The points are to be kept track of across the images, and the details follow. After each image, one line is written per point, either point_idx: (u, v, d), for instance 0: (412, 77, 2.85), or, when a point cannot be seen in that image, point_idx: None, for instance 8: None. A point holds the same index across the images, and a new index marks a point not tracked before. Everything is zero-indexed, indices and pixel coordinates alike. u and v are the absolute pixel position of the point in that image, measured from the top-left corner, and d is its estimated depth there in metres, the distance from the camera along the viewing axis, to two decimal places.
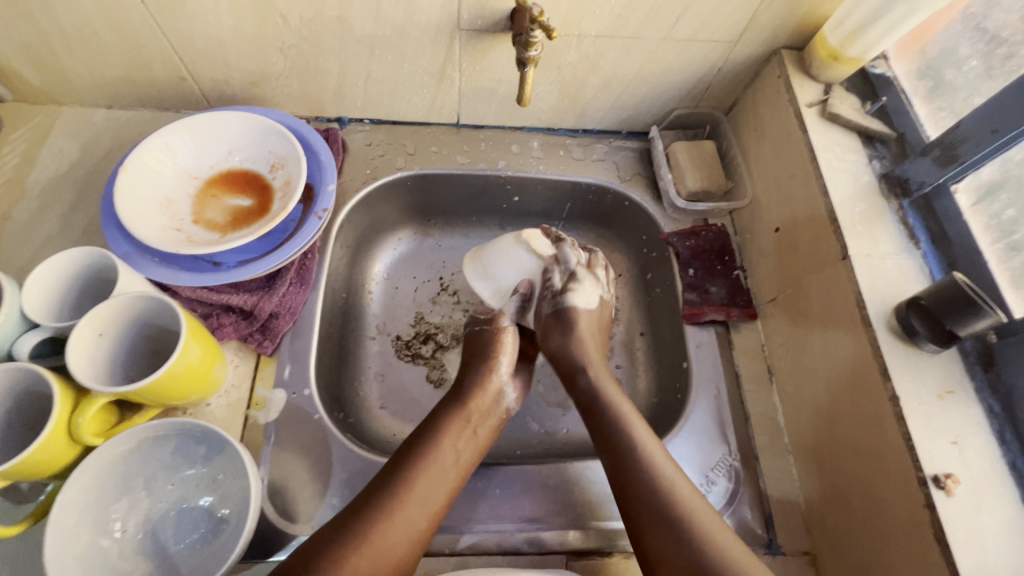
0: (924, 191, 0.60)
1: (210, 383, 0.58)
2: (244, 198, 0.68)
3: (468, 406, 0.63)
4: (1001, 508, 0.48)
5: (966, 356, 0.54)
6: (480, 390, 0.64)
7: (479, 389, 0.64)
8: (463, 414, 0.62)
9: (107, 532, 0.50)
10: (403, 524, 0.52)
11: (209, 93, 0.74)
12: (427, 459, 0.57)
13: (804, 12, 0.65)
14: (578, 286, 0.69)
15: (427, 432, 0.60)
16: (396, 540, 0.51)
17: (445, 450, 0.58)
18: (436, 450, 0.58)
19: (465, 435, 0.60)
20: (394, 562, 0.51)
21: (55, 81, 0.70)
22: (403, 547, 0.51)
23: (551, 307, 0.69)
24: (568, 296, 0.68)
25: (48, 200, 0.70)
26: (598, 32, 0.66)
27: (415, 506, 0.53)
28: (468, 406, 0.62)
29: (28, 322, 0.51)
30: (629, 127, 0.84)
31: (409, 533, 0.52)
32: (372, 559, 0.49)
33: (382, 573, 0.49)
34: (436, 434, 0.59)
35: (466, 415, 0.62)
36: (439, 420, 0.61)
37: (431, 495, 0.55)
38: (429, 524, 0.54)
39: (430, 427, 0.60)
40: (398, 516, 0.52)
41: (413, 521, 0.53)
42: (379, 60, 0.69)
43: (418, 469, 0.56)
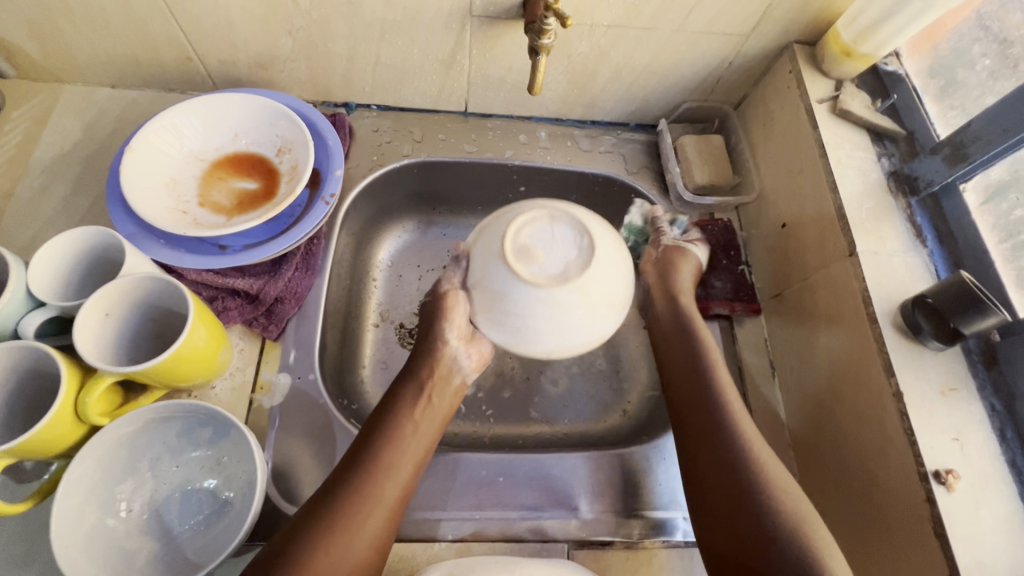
0: (931, 190, 0.60)
1: (215, 366, 0.58)
2: (250, 182, 0.67)
3: (421, 382, 0.61)
4: (1000, 504, 0.48)
5: (970, 354, 0.55)
6: (430, 364, 0.62)
7: (428, 361, 0.62)
8: (418, 389, 0.61)
9: (113, 511, 0.50)
10: (377, 499, 0.52)
11: (215, 74, 0.73)
12: (388, 435, 0.56)
13: (818, 7, 0.65)
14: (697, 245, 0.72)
15: (384, 410, 0.59)
16: (373, 515, 0.51)
17: (404, 422, 0.58)
18: (396, 423, 0.57)
19: (423, 410, 0.60)
20: (375, 536, 0.51)
21: (59, 58, 0.69)
22: (380, 520, 0.52)
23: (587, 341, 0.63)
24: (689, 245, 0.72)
25: (51, 178, 0.69)
26: (611, 22, 0.65)
27: (385, 482, 0.53)
28: (421, 382, 0.61)
29: (34, 301, 0.51)
30: (637, 119, 0.84)
31: (383, 507, 0.52)
32: (350, 537, 0.50)
33: (364, 547, 0.50)
34: (392, 409, 0.58)
35: (421, 391, 0.60)
36: (394, 396, 0.60)
37: (397, 467, 0.55)
38: (400, 495, 0.54)
39: (387, 404, 0.59)
40: (371, 494, 0.52)
41: (385, 494, 0.53)
42: (388, 45, 0.69)
43: (381, 444, 0.55)
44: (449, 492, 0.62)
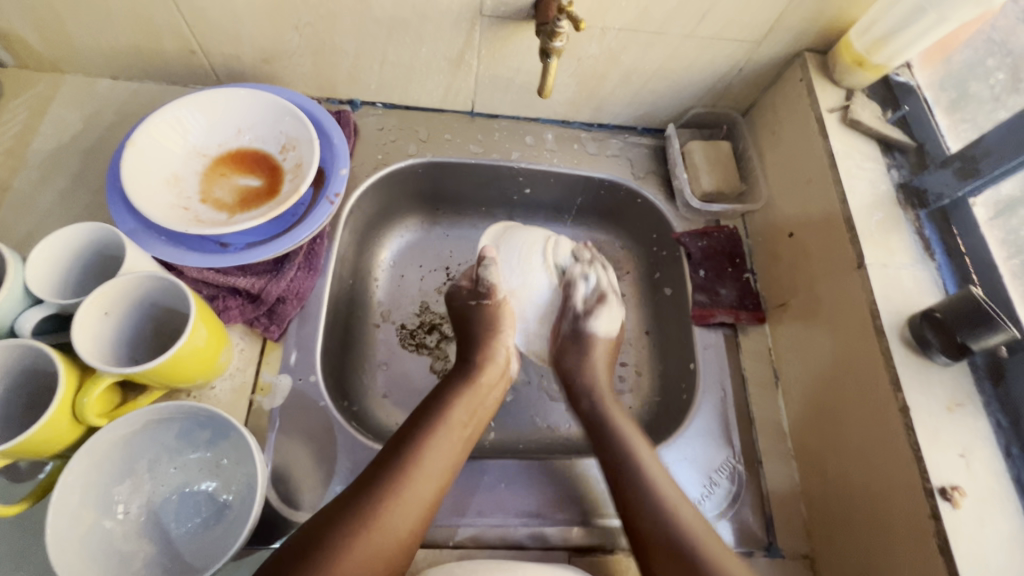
0: (941, 203, 0.60)
1: (216, 366, 0.57)
2: (253, 179, 0.66)
3: (476, 380, 0.64)
4: (1005, 522, 0.48)
5: (976, 369, 0.55)
6: (487, 363, 0.66)
7: (489, 361, 0.66)
8: (475, 388, 0.63)
9: (110, 513, 0.49)
10: (413, 497, 0.52)
11: (219, 68, 0.72)
12: (436, 433, 0.57)
13: (831, 15, 0.65)
14: (603, 311, 0.71)
15: (436, 405, 0.60)
16: (406, 512, 0.51)
17: (456, 422, 0.59)
18: (448, 422, 0.58)
19: (474, 408, 0.62)
20: (405, 536, 0.51)
21: (59, 48, 0.68)
22: (414, 519, 0.52)
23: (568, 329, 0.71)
24: (591, 321, 0.70)
25: (48, 171, 0.67)
26: (622, 25, 0.65)
27: (422, 481, 0.53)
28: (476, 381, 0.64)
29: (32, 298, 0.50)
30: (644, 123, 0.83)
31: (418, 506, 0.52)
32: (387, 532, 0.50)
33: (394, 546, 0.50)
34: (447, 405, 0.60)
35: (477, 390, 0.63)
36: (448, 393, 0.62)
37: (438, 466, 0.55)
38: (435, 496, 0.54)
39: (439, 401, 0.61)
40: (408, 491, 0.52)
41: (422, 494, 0.53)
42: (396, 42, 0.68)
43: (425, 442, 0.56)
44: (451, 498, 0.61)
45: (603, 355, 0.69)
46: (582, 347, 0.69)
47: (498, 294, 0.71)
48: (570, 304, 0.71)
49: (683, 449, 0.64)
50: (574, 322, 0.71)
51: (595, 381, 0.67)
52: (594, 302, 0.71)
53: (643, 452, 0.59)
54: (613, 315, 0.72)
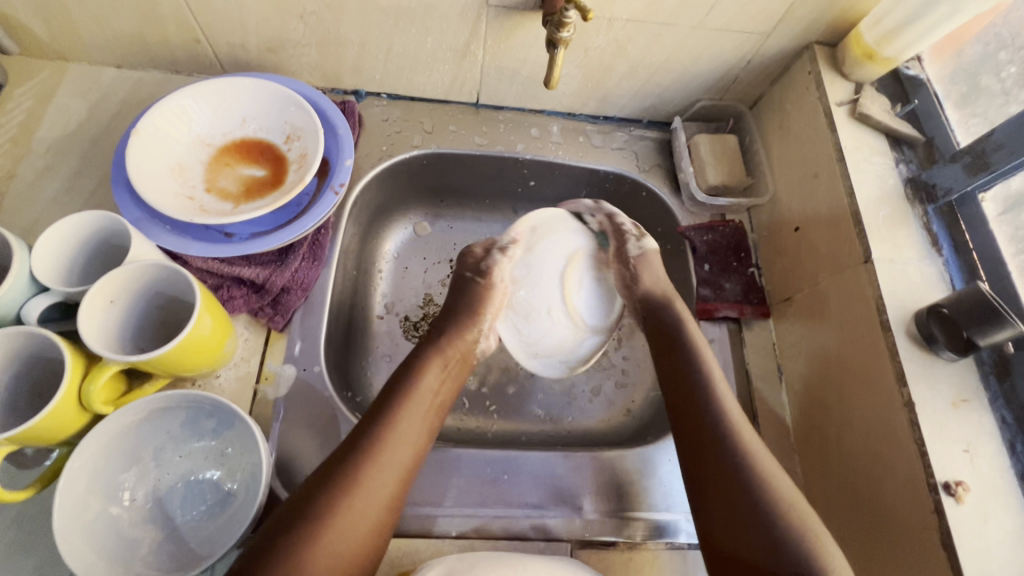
0: (949, 199, 0.60)
1: (221, 355, 0.57)
2: (257, 169, 0.66)
3: (446, 345, 0.63)
4: (1008, 517, 0.49)
5: (982, 366, 0.54)
6: (460, 333, 0.64)
7: (461, 334, 0.64)
8: (444, 355, 0.62)
9: (116, 500, 0.50)
10: (389, 462, 0.52)
11: (223, 57, 0.71)
12: (407, 400, 0.57)
13: (841, 7, 0.64)
14: (646, 241, 0.69)
15: (405, 375, 0.59)
16: (384, 479, 0.51)
17: (427, 390, 0.58)
18: (419, 390, 0.58)
19: (445, 376, 0.61)
20: (386, 500, 0.51)
21: (63, 36, 0.68)
22: (392, 484, 0.52)
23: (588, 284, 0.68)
24: (645, 238, 0.69)
25: (53, 160, 0.67)
26: (630, 16, 0.64)
27: (397, 446, 0.53)
28: (447, 351, 0.62)
29: (38, 286, 0.50)
30: (650, 116, 0.82)
31: (395, 470, 0.52)
32: (368, 498, 0.50)
33: (375, 513, 0.50)
34: (417, 374, 0.59)
35: (446, 358, 0.62)
36: (418, 361, 0.61)
37: (412, 432, 0.55)
38: (412, 460, 0.54)
39: (409, 369, 0.60)
40: (384, 457, 0.52)
41: (399, 458, 0.53)
42: (402, 32, 0.67)
43: (398, 410, 0.55)
44: (454, 488, 0.61)
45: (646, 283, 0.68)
46: (638, 271, 0.67)
47: (493, 276, 0.68)
48: (626, 229, 0.70)
49: None
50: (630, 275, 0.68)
51: (667, 293, 0.66)
52: (637, 234, 0.70)
53: (711, 368, 0.59)
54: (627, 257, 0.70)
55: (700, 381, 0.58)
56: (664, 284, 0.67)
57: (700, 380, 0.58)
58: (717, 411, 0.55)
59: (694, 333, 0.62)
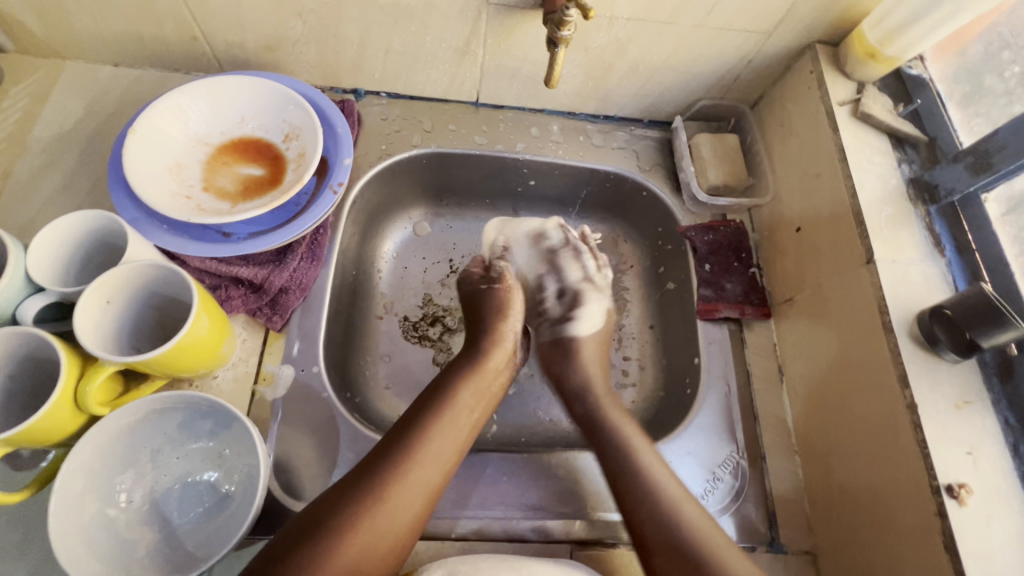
0: (952, 199, 0.60)
1: (219, 356, 0.57)
2: (256, 168, 0.65)
3: (484, 361, 0.63)
4: (1011, 519, 0.48)
5: (985, 367, 0.54)
6: (494, 348, 0.64)
7: (495, 347, 0.65)
8: (480, 373, 0.62)
9: (113, 502, 0.49)
10: (420, 480, 0.52)
11: (221, 55, 0.71)
12: (440, 419, 0.56)
13: (843, 7, 0.64)
14: (582, 311, 0.71)
15: (442, 388, 0.59)
16: (410, 497, 0.51)
17: (462, 407, 0.58)
18: (454, 407, 0.58)
19: (479, 394, 0.60)
20: (411, 518, 0.51)
21: (60, 34, 0.67)
22: (419, 501, 0.51)
23: (549, 336, 0.71)
24: (570, 323, 0.71)
25: (49, 158, 0.67)
26: (630, 15, 0.64)
27: (430, 463, 0.53)
28: (481, 368, 0.62)
29: (33, 286, 0.50)
30: (651, 116, 0.82)
31: (426, 488, 0.52)
32: (394, 514, 0.50)
33: (399, 529, 0.50)
34: (451, 392, 0.59)
35: (482, 375, 0.62)
36: (452, 377, 0.61)
37: (444, 453, 0.55)
38: (439, 482, 0.53)
39: (443, 386, 0.60)
40: (414, 474, 0.52)
41: (429, 477, 0.53)
42: (401, 30, 0.67)
43: (430, 427, 0.55)
44: (453, 490, 0.61)
45: (597, 352, 0.70)
46: (568, 353, 0.69)
47: (508, 280, 0.71)
48: (547, 309, 0.73)
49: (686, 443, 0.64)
50: (552, 329, 0.72)
51: (586, 382, 0.66)
52: (568, 306, 0.72)
53: (636, 439, 0.60)
54: (594, 316, 0.72)
55: (617, 443, 0.59)
56: (589, 372, 0.67)
57: (615, 448, 0.59)
58: (633, 478, 0.56)
59: (611, 409, 0.63)
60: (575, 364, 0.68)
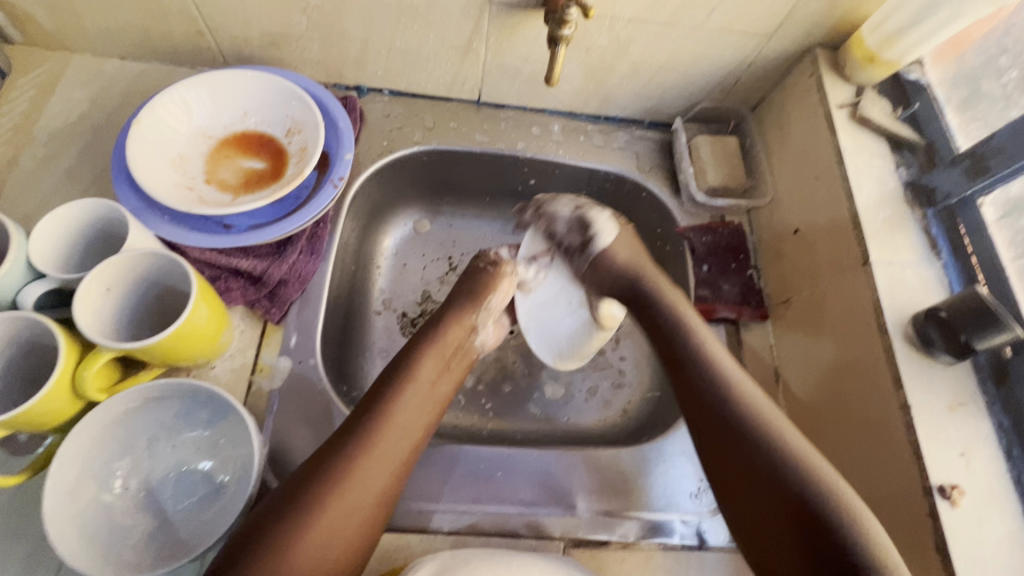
0: (949, 203, 0.60)
1: (216, 346, 0.57)
2: (257, 161, 0.66)
3: (445, 336, 0.61)
4: (1004, 522, 0.48)
5: (979, 370, 0.54)
6: (455, 323, 0.62)
7: (457, 322, 0.62)
8: (441, 344, 0.60)
9: (108, 488, 0.50)
10: (386, 454, 0.51)
11: (226, 51, 0.72)
12: (402, 395, 0.55)
13: (842, 11, 0.64)
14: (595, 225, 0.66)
15: (402, 363, 0.58)
16: (378, 473, 0.50)
17: (424, 380, 0.57)
18: (414, 380, 0.56)
19: (442, 369, 0.59)
20: (378, 492, 0.50)
21: (68, 27, 0.68)
22: (387, 475, 0.51)
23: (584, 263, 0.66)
24: (592, 243, 0.65)
25: (54, 149, 0.68)
26: (631, 15, 0.64)
27: (394, 437, 0.53)
28: (443, 343, 0.60)
29: (35, 272, 0.50)
30: (651, 117, 0.83)
31: (392, 463, 0.52)
32: (359, 489, 0.49)
33: (365, 506, 0.49)
34: (413, 364, 0.57)
35: (442, 346, 0.60)
36: (412, 351, 0.59)
37: (408, 427, 0.54)
38: (409, 454, 0.53)
39: (403, 361, 0.58)
40: (378, 449, 0.51)
41: (394, 450, 0.52)
42: (404, 28, 0.67)
43: (392, 403, 0.54)
44: (446, 484, 0.61)
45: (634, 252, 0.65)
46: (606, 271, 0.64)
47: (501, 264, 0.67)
48: (566, 244, 0.68)
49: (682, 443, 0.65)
50: (582, 257, 0.66)
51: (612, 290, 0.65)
52: (582, 231, 0.66)
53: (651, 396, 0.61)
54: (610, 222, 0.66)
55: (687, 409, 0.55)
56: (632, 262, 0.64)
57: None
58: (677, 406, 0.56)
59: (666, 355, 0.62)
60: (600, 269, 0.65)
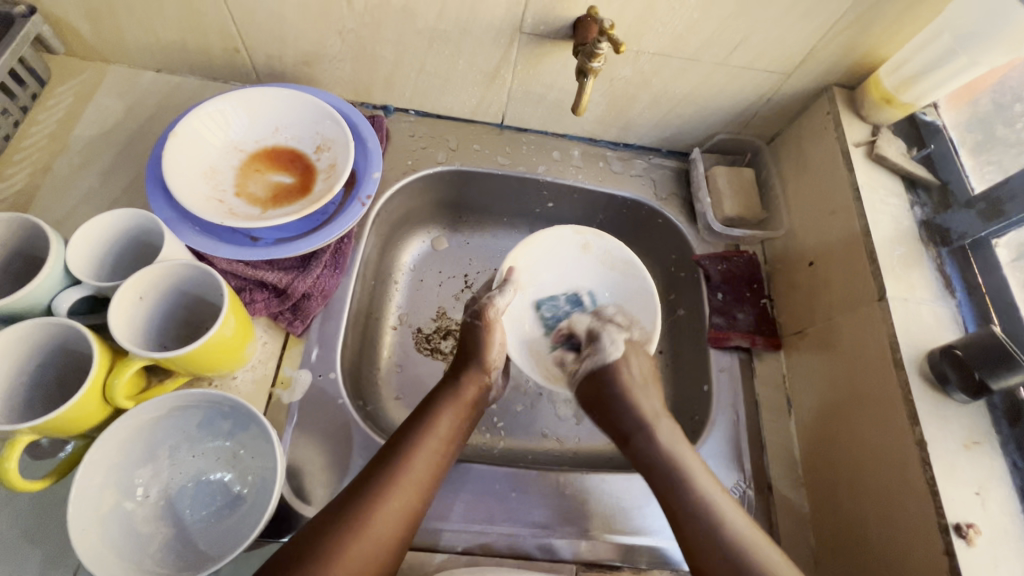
0: (964, 242, 0.62)
1: (240, 357, 0.58)
2: (286, 176, 0.67)
3: (461, 391, 0.63)
4: (1019, 563, 0.49)
5: (994, 409, 0.55)
6: (475, 374, 0.64)
7: (474, 375, 0.64)
8: (457, 402, 0.61)
9: (130, 495, 0.50)
10: (399, 506, 0.53)
11: (260, 68, 0.74)
12: (418, 447, 0.56)
13: (860, 53, 0.66)
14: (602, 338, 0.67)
15: (421, 414, 0.60)
16: (392, 521, 0.52)
17: (440, 436, 0.58)
18: (430, 434, 0.58)
19: (453, 423, 0.60)
20: (388, 543, 0.51)
21: (108, 40, 0.70)
22: (399, 527, 0.52)
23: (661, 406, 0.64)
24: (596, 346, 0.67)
25: (87, 157, 0.69)
26: (656, 50, 0.66)
27: (409, 488, 0.54)
28: (459, 398, 0.62)
29: (71, 278, 0.51)
30: (669, 146, 0.84)
31: (403, 514, 0.53)
32: (372, 538, 0.50)
33: (376, 558, 0.50)
34: (431, 418, 0.59)
35: (457, 402, 0.61)
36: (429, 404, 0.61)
37: (421, 479, 0.55)
38: (419, 505, 0.54)
39: (424, 412, 0.60)
40: (393, 500, 0.53)
41: (408, 502, 0.53)
42: (435, 53, 0.69)
43: (410, 455, 0.55)
44: (462, 502, 0.61)
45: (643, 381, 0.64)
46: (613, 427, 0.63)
47: (489, 314, 0.66)
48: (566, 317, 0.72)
49: None
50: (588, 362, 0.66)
51: (632, 383, 0.64)
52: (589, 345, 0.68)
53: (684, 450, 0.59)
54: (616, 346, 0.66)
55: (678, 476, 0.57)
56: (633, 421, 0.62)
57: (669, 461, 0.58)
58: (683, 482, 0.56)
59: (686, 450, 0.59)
60: (615, 369, 0.64)
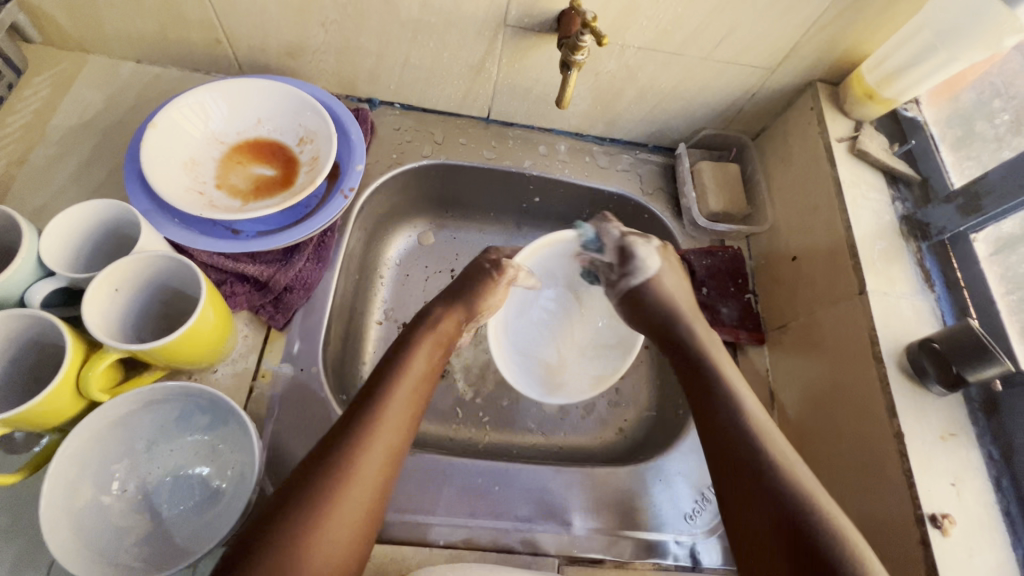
0: (943, 237, 0.62)
1: (219, 350, 0.57)
2: (268, 168, 0.67)
3: (439, 329, 0.61)
4: (992, 552, 0.49)
5: (970, 402, 0.56)
6: (453, 316, 0.63)
7: (452, 317, 0.63)
8: (434, 338, 0.60)
9: (105, 489, 0.50)
10: (381, 442, 0.50)
11: (242, 59, 0.73)
12: (397, 383, 0.54)
13: (843, 49, 0.67)
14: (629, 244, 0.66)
15: (398, 352, 0.58)
16: (377, 461, 0.49)
17: (417, 371, 0.56)
18: (408, 370, 0.56)
19: (429, 358, 0.59)
20: (375, 485, 0.48)
21: (86, 29, 0.69)
22: (381, 467, 0.49)
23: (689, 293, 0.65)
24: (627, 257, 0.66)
25: (64, 148, 0.68)
26: (642, 44, 0.66)
27: (390, 425, 0.51)
28: (435, 334, 0.61)
29: (44, 270, 0.50)
30: (656, 141, 0.84)
31: (383, 452, 0.50)
32: (358, 482, 0.47)
33: (363, 502, 0.47)
34: (408, 355, 0.57)
35: (436, 339, 0.60)
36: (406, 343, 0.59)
37: (401, 417, 0.52)
38: (403, 443, 0.51)
39: (399, 352, 0.58)
40: (377, 440, 0.50)
41: (389, 439, 0.50)
42: (419, 46, 0.69)
43: (389, 392, 0.53)
44: (444, 496, 0.61)
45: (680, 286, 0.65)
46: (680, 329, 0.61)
47: (504, 269, 0.66)
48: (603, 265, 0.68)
49: (678, 464, 0.66)
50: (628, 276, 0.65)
51: (680, 310, 0.62)
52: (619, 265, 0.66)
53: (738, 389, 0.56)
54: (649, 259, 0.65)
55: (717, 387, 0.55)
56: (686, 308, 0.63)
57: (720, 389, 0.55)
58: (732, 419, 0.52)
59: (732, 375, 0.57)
60: (660, 292, 0.63)
